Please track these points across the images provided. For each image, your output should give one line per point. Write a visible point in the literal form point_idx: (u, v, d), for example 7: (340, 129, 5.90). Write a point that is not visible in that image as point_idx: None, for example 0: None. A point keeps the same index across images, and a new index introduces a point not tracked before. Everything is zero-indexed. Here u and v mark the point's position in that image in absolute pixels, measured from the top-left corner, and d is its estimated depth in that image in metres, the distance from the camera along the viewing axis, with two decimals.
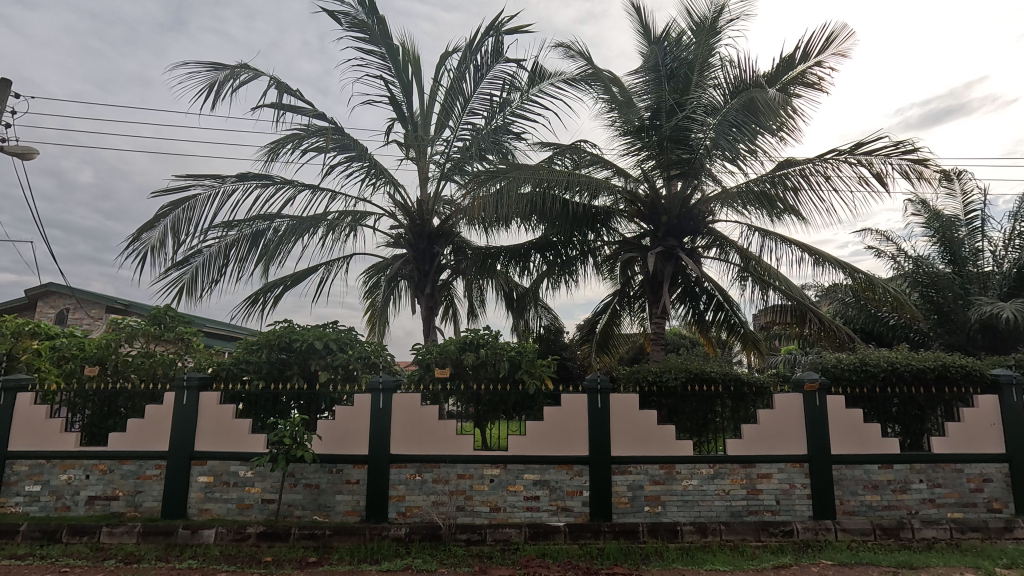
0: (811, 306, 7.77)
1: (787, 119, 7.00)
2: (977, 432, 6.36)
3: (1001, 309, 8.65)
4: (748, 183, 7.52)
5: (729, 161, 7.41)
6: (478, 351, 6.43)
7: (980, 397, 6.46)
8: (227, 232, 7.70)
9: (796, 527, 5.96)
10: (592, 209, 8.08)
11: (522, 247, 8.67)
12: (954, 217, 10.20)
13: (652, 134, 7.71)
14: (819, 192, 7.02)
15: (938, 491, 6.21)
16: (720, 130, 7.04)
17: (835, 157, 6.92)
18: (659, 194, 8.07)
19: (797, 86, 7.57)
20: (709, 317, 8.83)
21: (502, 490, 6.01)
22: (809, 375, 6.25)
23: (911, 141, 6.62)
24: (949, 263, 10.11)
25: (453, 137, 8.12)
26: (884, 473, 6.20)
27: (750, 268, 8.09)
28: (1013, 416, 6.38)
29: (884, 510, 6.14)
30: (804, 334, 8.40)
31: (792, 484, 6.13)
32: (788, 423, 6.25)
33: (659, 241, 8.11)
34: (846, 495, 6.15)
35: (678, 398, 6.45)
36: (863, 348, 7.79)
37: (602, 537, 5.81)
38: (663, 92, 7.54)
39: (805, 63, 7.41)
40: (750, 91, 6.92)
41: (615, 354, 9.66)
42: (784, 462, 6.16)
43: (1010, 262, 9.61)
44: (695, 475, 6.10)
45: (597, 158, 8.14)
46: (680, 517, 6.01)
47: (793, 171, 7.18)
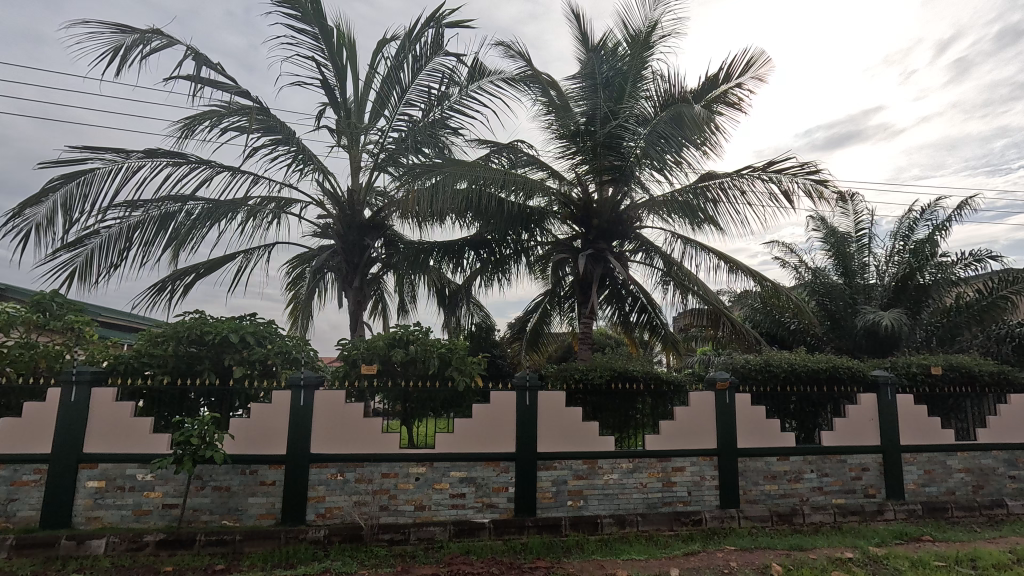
0: (724, 310, 8.36)
1: (710, 135, 7.48)
2: (859, 427, 7.14)
3: (881, 317, 9.77)
4: (674, 193, 7.93)
5: (656, 171, 7.79)
6: (408, 348, 6.23)
7: (862, 395, 7.25)
8: (131, 212, 7.01)
9: (705, 516, 6.38)
10: (526, 209, 8.14)
11: (456, 243, 8.63)
12: (847, 234, 11.43)
13: (587, 139, 7.99)
14: (735, 205, 7.57)
15: (825, 480, 6.90)
16: (650, 141, 7.34)
17: (751, 173, 7.48)
18: (591, 198, 8.34)
19: (720, 105, 8.01)
20: (634, 319, 9.25)
21: (427, 489, 5.94)
22: (721, 374, 6.75)
23: (814, 162, 7.28)
24: (841, 275, 11.31)
25: (389, 127, 7.90)
26: (781, 464, 6.79)
27: (671, 273, 8.52)
28: (888, 412, 7.23)
29: (780, 498, 6.73)
30: (717, 337, 9.01)
31: (703, 477, 6.56)
32: (699, 421, 6.67)
33: (590, 243, 8.37)
34: (749, 486, 6.68)
35: (602, 396, 6.69)
36: (767, 350, 8.49)
37: (526, 532, 5.91)
38: (598, 100, 7.86)
39: (727, 85, 7.89)
40: (678, 106, 7.33)
41: (544, 352, 9.86)
42: (697, 455, 6.58)
43: (890, 276, 10.91)
44: (616, 469, 6.36)
45: (533, 159, 8.33)
46: (600, 510, 6.24)
47: (713, 184, 7.69)
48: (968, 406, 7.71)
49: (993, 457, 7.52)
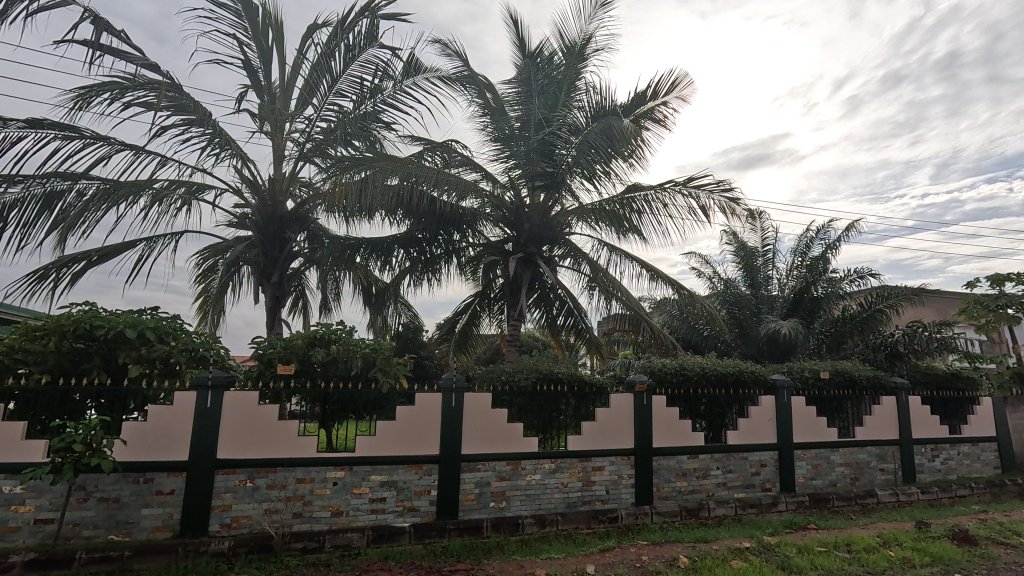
0: (644, 316, 8.78)
1: (637, 148, 7.83)
2: (760, 426, 7.78)
3: (780, 325, 10.75)
4: (602, 202, 8.24)
5: (586, 180, 8.07)
6: (330, 347, 6.01)
7: (763, 396, 7.91)
8: (7, 188, 6.18)
9: (621, 513, 6.64)
10: (459, 210, 8.09)
11: (384, 240, 8.41)
12: (754, 249, 12.49)
13: (521, 144, 8.12)
14: (658, 217, 7.98)
15: (729, 476, 7.44)
16: (581, 150, 7.70)
17: (672, 188, 7.92)
18: (523, 202, 8.44)
19: (648, 120, 8.37)
20: (560, 322, 9.47)
21: (345, 494, 5.72)
22: (639, 377, 7.09)
23: (728, 181, 7.83)
24: (749, 286, 12.34)
25: (317, 117, 7.55)
26: (691, 462, 7.24)
27: (597, 279, 8.82)
28: (784, 413, 7.93)
29: (689, 494, 7.16)
30: (638, 341, 9.45)
31: (620, 475, 6.84)
32: (619, 421, 6.96)
33: (520, 247, 8.48)
34: (662, 483, 7.05)
35: (528, 397, 6.75)
36: (682, 354, 9.03)
37: (447, 535, 5.85)
38: (532, 106, 8.06)
39: (654, 101, 8.28)
40: (609, 118, 7.62)
41: (472, 354, 9.84)
42: (615, 455, 6.86)
43: (790, 288, 12.01)
44: (538, 470, 6.47)
45: (467, 159, 8.31)
46: (522, 510, 6.32)
47: (639, 196, 8.06)
48: (849, 406, 8.66)
49: (868, 452, 8.47)
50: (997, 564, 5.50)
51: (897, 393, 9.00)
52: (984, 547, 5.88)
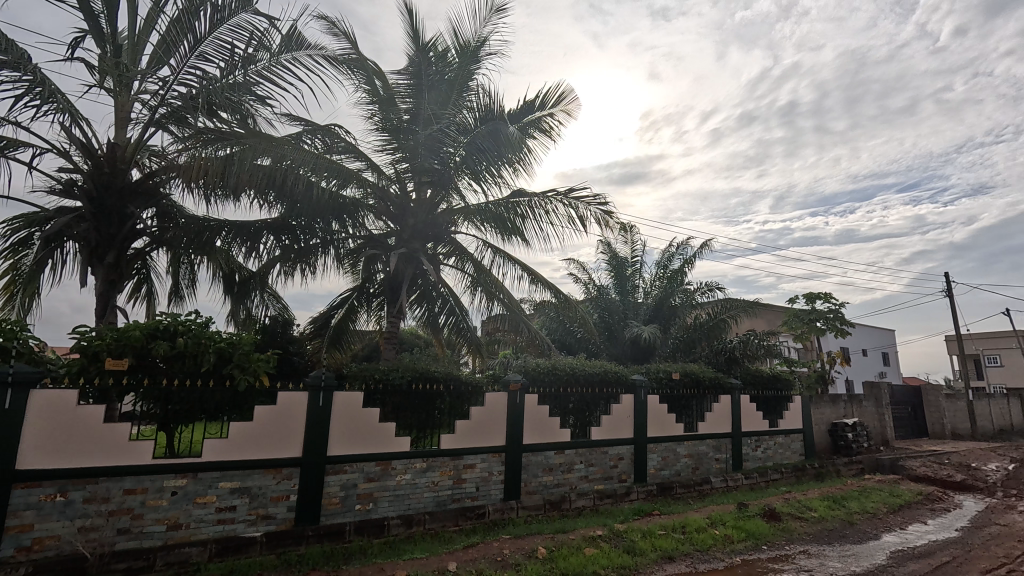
0: (523, 317, 9.10)
1: (523, 156, 8.06)
2: (619, 423, 8.51)
3: (642, 330, 11.85)
4: (487, 204, 8.37)
5: (473, 181, 8.14)
6: (176, 341, 5.34)
7: (624, 395, 8.65)
8: None
9: (488, 509, 6.78)
10: (339, 198, 7.62)
11: (251, 224, 7.68)
12: (625, 258, 13.63)
13: (409, 137, 7.98)
14: (540, 223, 8.33)
15: (590, 469, 7.99)
16: (469, 151, 7.77)
17: (555, 196, 8.27)
18: (408, 197, 8.27)
19: (535, 130, 8.59)
20: (442, 321, 9.43)
21: (186, 504, 5.12)
22: (513, 376, 7.37)
23: (604, 196, 8.40)
24: (619, 293, 13.46)
25: (174, 79, 6.69)
26: (558, 457, 7.66)
27: (481, 280, 8.91)
28: (640, 409, 8.77)
29: (554, 488, 7.56)
30: (517, 341, 9.74)
31: (491, 473, 7.00)
32: (492, 420, 7.13)
33: (403, 242, 8.25)
34: (529, 478, 7.36)
35: (402, 396, 6.57)
36: (556, 355, 9.51)
37: (305, 542, 5.51)
38: (422, 101, 7.93)
39: (541, 111, 8.58)
40: (498, 123, 7.75)
41: (347, 352, 9.36)
42: (487, 453, 7.00)
43: (653, 296, 13.27)
44: (408, 469, 6.37)
45: (350, 147, 7.95)
46: (389, 511, 6.17)
47: (524, 201, 8.30)
48: (694, 404, 9.80)
49: (706, 444, 9.63)
50: (793, 535, 6.60)
51: (732, 392, 10.38)
52: (786, 522, 7.02)
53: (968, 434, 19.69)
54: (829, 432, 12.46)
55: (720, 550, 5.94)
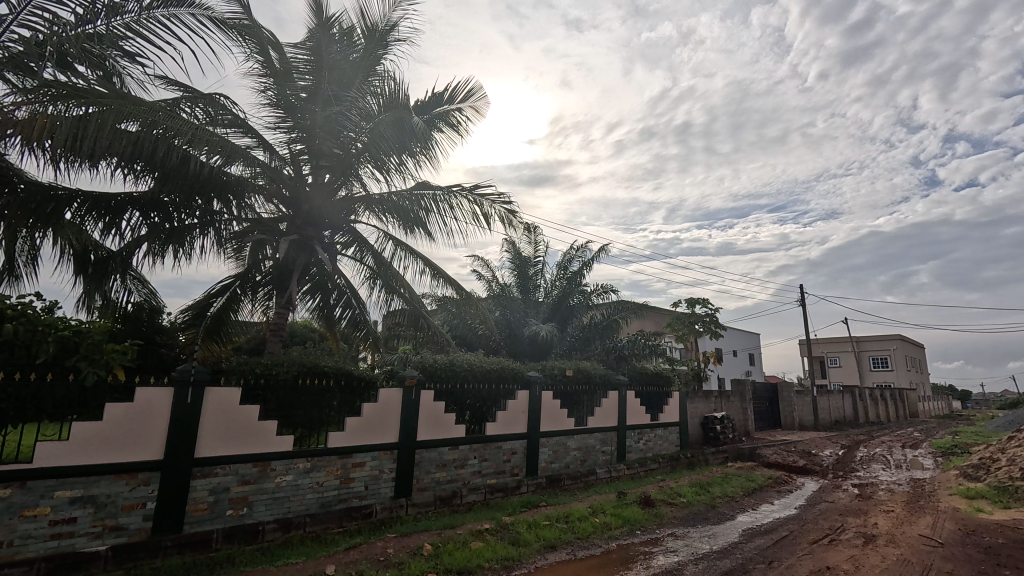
0: (423, 313, 8.94)
1: (428, 148, 7.87)
2: (514, 418, 8.72)
3: (539, 328, 12.24)
4: (389, 194, 8.10)
5: (376, 169, 7.79)
6: (3, 326, 4.53)
7: (519, 391, 8.89)
8: None
9: (376, 508, 6.58)
10: (222, 176, 6.87)
11: (113, 197, 6.77)
12: (528, 258, 14.02)
13: (306, 117, 7.52)
14: (444, 217, 8.19)
15: (484, 464, 8.08)
16: (372, 138, 7.38)
17: (460, 192, 8.20)
18: (303, 180, 7.77)
19: (442, 123, 8.41)
20: (337, 313, 8.99)
21: (8, 519, 4.31)
22: (410, 372, 7.26)
23: (508, 196, 8.50)
24: (521, 291, 13.82)
25: (14, 20, 5.70)
26: (451, 453, 7.65)
27: (381, 272, 8.61)
28: (534, 405, 9.06)
29: (446, 484, 7.53)
30: (416, 336, 9.52)
31: (381, 471, 6.81)
32: (385, 417, 6.93)
33: (295, 229, 7.69)
34: (421, 475, 7.26)
35: (286, 392, 6.10)
36: (455, 351, 9.49)
37: (162, 554, 4.96)
38: (322, 79, 7.47)
39: (450, 105, 8.47)
40: (404, 111, 7.51)
41: (227, 343, 8.28)
42: (377, 450, 6.80)
43: (553, 295, 13.75)
44: (290, 470, 5.98)
45: (238, 121, 7.35)
46: (265, 516, 5.75)
47: (428, 194, 8.14)
48: (584, 399, 10.29)
49: (594, 437, 10.17)
50: (663, 519, 7.20)
51: (619, 388, 11.08)
52: (658, 507, 7.63)
53: (811, 424, 22.80)
54: (701, 425, 13.74)
55: (599, 537, 6.30)
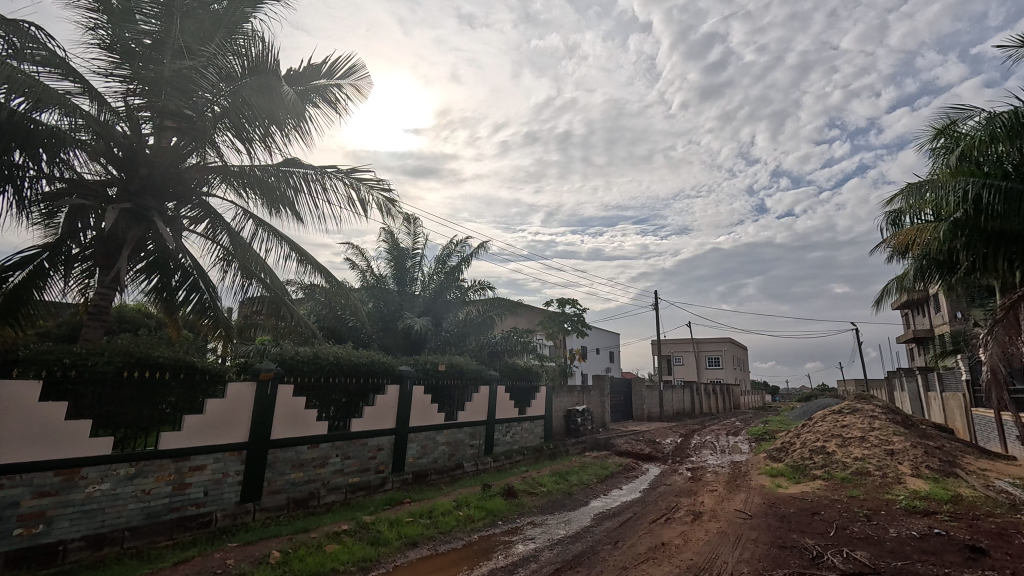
0: (286, 300, 8.11)
1: (300, 123, 7.21)
2: (382, 413, 8.44)
3: (414, 322, 11.99)
4: (251, 167, 7.29)
5: (236, 138, 6.97)
6: None
7: (389, 386, 8.64)
8: None
9: (216, 516, 5.88)
10: (28, 123, 5.55)
11: None
12: (407, 249, 13.69)
13: (150, 68, 6.50)
14: (315, 198, 7.56)
15: (346, 463, 7.68)
16: (232, 104, 6.59)
17: (334, 174, 7.65)
18: (143, 140, 6.61)
19: (319, 98, 7.73)
20: (181, 297, 7.72)
21: None
22: (266, 365, 6.65)
23: (388, 183, 8.11)
24: (397, 283, 13.47)
25: None
26: (310, 452, 7.15)
27: (236, 255, 7.53)
28: (404, 400, 8.88)
29: (302, 485, 7.00)
30: (277, 326, 8.67)
31: (225, 474, 6.12)
32: (233, 413, 6.27)
33: (128, 196, 6.54)
34: (274, 476, 6.67)
35: (106, 387, 5.15)
36: (320, 343, 8.88)
37: None
38: (172, 28, 6.48)
39: (329, 80, 7.83)
40: (272, 78, 6.82)
41: (27, 330, 6.82)
42: (221, 451, 6.10)
43: (430, 289, 13.56)
44: (107, 478, 5.08)
45: (54, 61, 6.08)
46: (69, 533, 4.80)
47: (297, 172, 7.48)
48: (455, 393, 10.33)
49: (463, 432, 10.24)
50: (524, 509, 7.50)
51: (490, 383, 11.30)
52: (520, 498, 7.92)
53: (657, 416, 25.48)
54: (564, 417, 14.57)
55: (461, 530, 6.34)
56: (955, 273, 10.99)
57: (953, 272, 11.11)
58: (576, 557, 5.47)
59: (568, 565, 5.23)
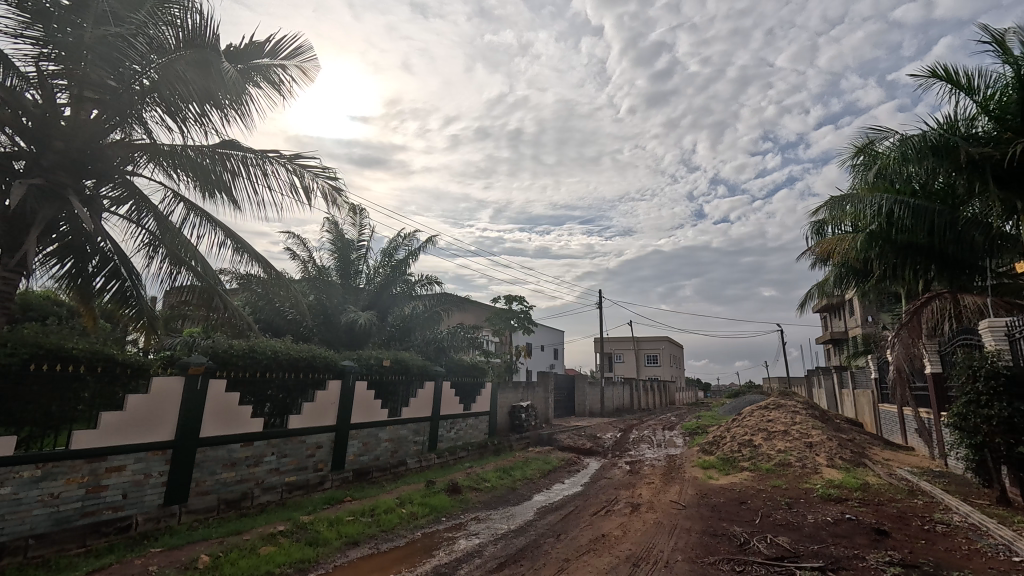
0: (219, 290, 7.61)
1: (240, 102, 6.80)
2: (322, 410, 8.17)
3: (358, 316, 11.66)
4: (184, 147, 6.81)
5: (167, 115, 6.44)
6: None
7: (330, 381, 8.38)
8: None
9: (137, 520, 5.48)
10: None
11: None
12: (351, 241, 13.34)
13: (68, 32, 5.91)
14: (254, 184, 7.15)
15: (282, 461, 7.37)
16: (164, 78, 6.11)
17: (276, 159, 7.27)
18: (58, 111, 5.97)
19: (260, 77, 7.31)
20: (98, 285, 7.13)
21: None
22: (197, 359, 6.25)
23: (333, 171, 7.80)
24: (340, 275, 13.11)
25: None
26: (243, 450, 6.80)
27: (164, 239, 7.01)
28: (346, 396, 8.65)
29: (234, 485, 6.64)
30: (208, 318, 8.17)
31: (147, 474, 5.71)
32: (158, 410, 5.86)
33: (39, 171, 5.89)
34: (203, 476, 6.29)
35: (11, 383, 4.65)
36: (256, 336, 8.46)
37: None
38: None
39: (271, 59, 7.41)
40: (210, 53, 6.33)
41: None
42: (144, 451, 5.68)
43: (375, 282, 13.29)
44: (9, 481, 4.61)
45: None
46: None
47: (235, 155, 7.05)
48: (399, 389, 10.16)
49: (406, 428, 10.08)
50: (468, 505, 7.49)
51: (435, 379, 11.20)
52: (464, 494, 7.90)
53: (598, 411, 26.19)
54: (509, 413, 14.67)
55: (404, 527, 6.25)
56: (868, 280, 12.00)
57: (866, 279, 12.12)
58: (520, 551, 5.53)
59: (511, 559, 5.28)
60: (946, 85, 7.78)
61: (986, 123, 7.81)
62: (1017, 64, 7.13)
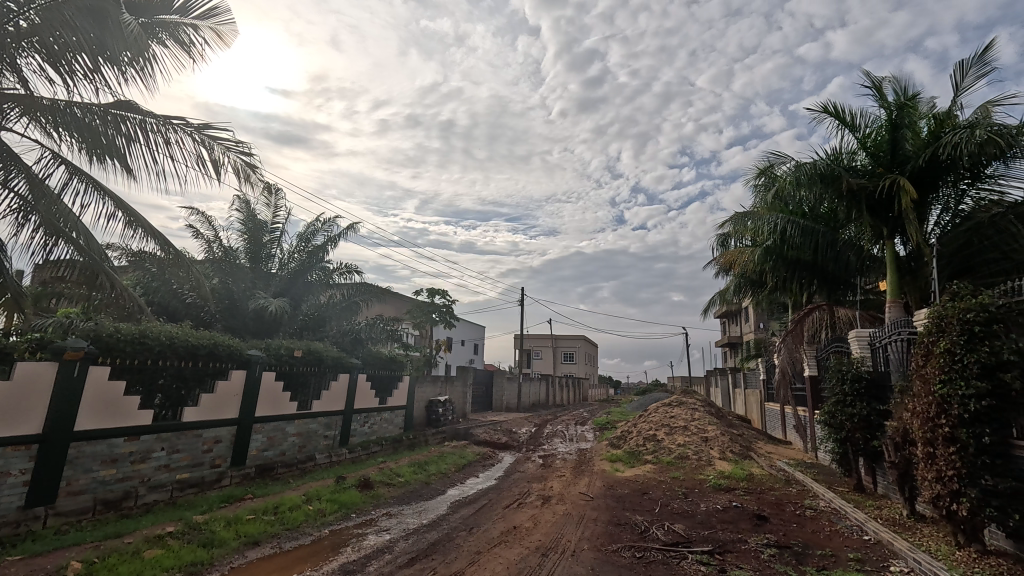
0: (105, 268, 6.77)
1: (141, 60, 6.11)
2: (222, 402, 7.60)
3: (269, 303, 10.94)
4: (67, 104, 6.01)
5: (48, 65, 5.58)
6: None
7: (233, 372, 7.80)
8: None
9: None
10: None
11: None
12: (263, 223, 12.51)
13: None
14: (153, 151, 6.47)
15: (174, 456, 6.76)
16: (47, 22, 5.35)
17: (181, 126, 6.64)
18: None
19: (165, 35, 6.61)
20: None
21: None
22: (76, 342, 5.58)
23: (248, 146, 7.25)
24: (249, 259, 12.30)
25: None
26: (127, 445, 6.17)
27: (37, 207, 6.10)
28: (251, 388, 8.12)
29: (115, 483, 6.01)
30: (91, 298, 7.30)
31: (5, 472, 5.00)
32: (23, 399, 5.16)
33: None
34: (76, 475, 5.61)
35: None
36: (149, 320, 7.69)
37: None
38: None
39: (181, 17, 6.70)
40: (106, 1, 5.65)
41: None
42: (2, 446, 4.97)
43: (288, 268, 12.59)
44: None
45: None
46: None
47: (132, 119, 6.35)
48: (310, 382, 9.71)
49: (317, 422, 9.64)
50: (380, 500, 7.32)
51: (351, 371, 10.82)
52: (375, 489, 7.71)
53: (515, 406, 26.66)
54: (426, 407, 14.50)
55: (310, 525, 5.99)
56: (762, 290, 13.19)
57: (760, 290, 13.33)
58: (431, 546, 5.50)
59: (423, 554, 5.24)
60: (834, 120, 8.75)
61: (864, 157, 8.86)
62: (891, 109, 8.22)
